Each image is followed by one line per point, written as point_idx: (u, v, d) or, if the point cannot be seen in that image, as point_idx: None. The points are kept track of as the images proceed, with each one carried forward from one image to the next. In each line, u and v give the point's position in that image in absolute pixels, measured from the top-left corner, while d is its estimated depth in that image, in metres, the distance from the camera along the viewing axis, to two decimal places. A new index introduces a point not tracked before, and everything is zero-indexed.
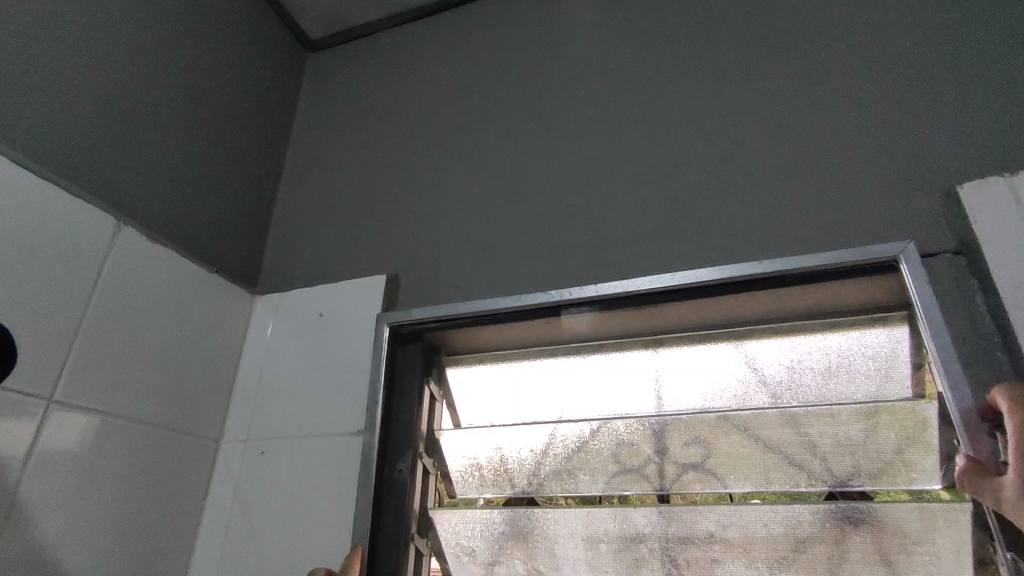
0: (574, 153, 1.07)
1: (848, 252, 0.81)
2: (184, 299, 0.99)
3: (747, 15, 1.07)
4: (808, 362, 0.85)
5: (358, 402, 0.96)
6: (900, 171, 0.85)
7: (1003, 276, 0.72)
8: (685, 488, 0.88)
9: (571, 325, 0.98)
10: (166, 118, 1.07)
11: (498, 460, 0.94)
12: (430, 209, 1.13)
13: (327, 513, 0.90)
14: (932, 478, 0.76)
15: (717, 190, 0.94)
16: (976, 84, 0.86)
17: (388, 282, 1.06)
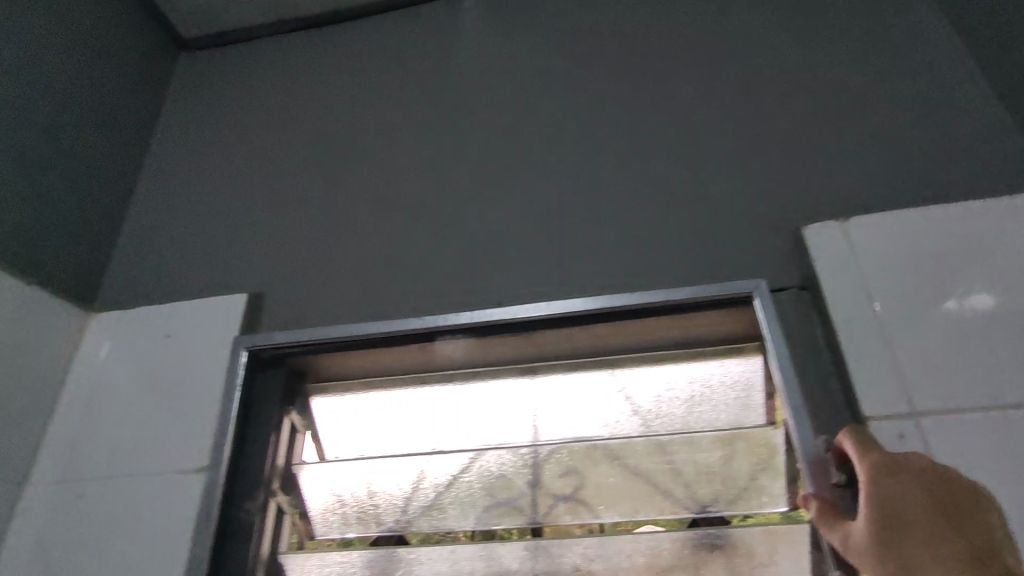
0: (451, 164, 1.00)
1: (710, 286, 0.79)
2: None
3: (624, 44, 1.06)
4: (675, 390, 0.85)
5: (204, 434, 0.83)
6: (755, 203, 0.85)
7: (839, 316, 0.72)
8: (556, 519, 0.85)
9: (442, 350, 0.87)
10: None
11: (366, 497, 0.89)
12: (298, 215, 1.01)
13: (157, 565, 0.75)
14: (778, 501, 0.77)
15: (589, 209, 0.90)
16: (820, 130, 0.89)
17: (246, 301, 0.92)
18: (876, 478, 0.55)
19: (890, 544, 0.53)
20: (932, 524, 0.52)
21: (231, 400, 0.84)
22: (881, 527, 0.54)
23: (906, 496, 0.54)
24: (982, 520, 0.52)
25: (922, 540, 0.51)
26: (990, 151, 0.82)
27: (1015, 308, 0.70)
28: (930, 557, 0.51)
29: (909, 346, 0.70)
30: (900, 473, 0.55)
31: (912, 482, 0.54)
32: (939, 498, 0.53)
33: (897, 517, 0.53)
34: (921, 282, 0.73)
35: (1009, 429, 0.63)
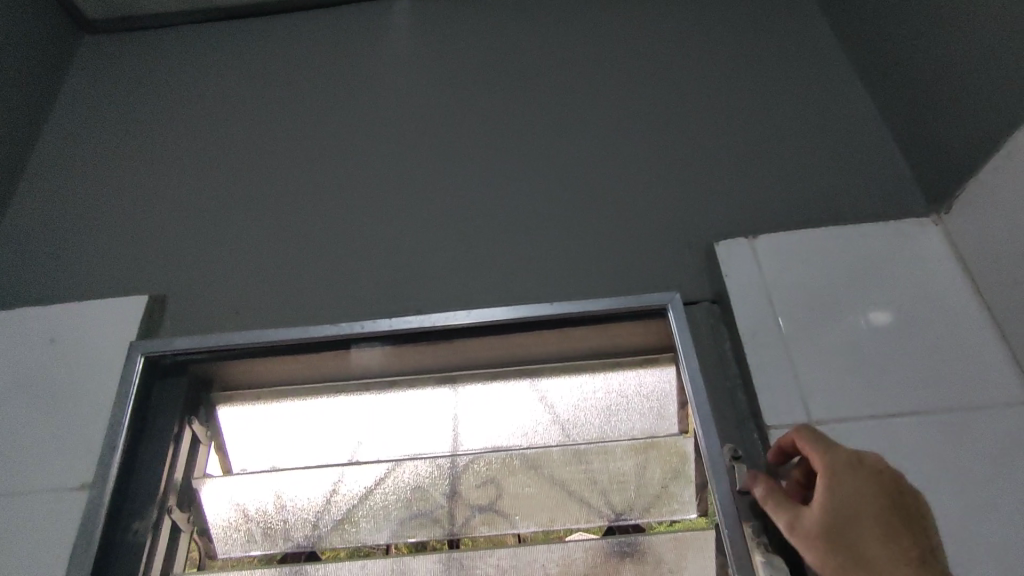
0: (375, 168, 0.98)
1: (626, 298, 0.80)
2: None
3: (554, 58, 1.07)
4: (592, 400, 0.85)
5: (91, 446, 0.76)
6: (673, 218, 0.87)
7: (745, 328, 0.76)
8: (472, 531, 0.85)
9: (359, 359, 0.84)
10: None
11: (274, 509, 0.86)
12: (208, 214, 0.96)
13: None
14: (688, 508, 0.81)
15: (514, 218, 0.90)
16: (734, 152, 0.93)
17: (145, 303, 0.86)
18: (838, 473, 0.55)
19: (843, 537, 0.53)
20: (885, 522, 0.53)
21: (125, 409, 0.78)
22: (837, 519, 0.54)
23: (865, 494, 0.54)
24: (925, 523, 0.54)
25: (874, 536, 0.52)
26: (879, 178, 0.89)
27: (899, 323, 0.76)
28: (880, 553, 0.52)
29: (808, 357, 0.74)
30: (860, 471, 0.55)
31: (871, 481, 0.55)
32: (894, 499, 0.54)
33: (853, 513, 0.53)
34: (820, 297, 0.78)
35: (893, 435, 0.68)
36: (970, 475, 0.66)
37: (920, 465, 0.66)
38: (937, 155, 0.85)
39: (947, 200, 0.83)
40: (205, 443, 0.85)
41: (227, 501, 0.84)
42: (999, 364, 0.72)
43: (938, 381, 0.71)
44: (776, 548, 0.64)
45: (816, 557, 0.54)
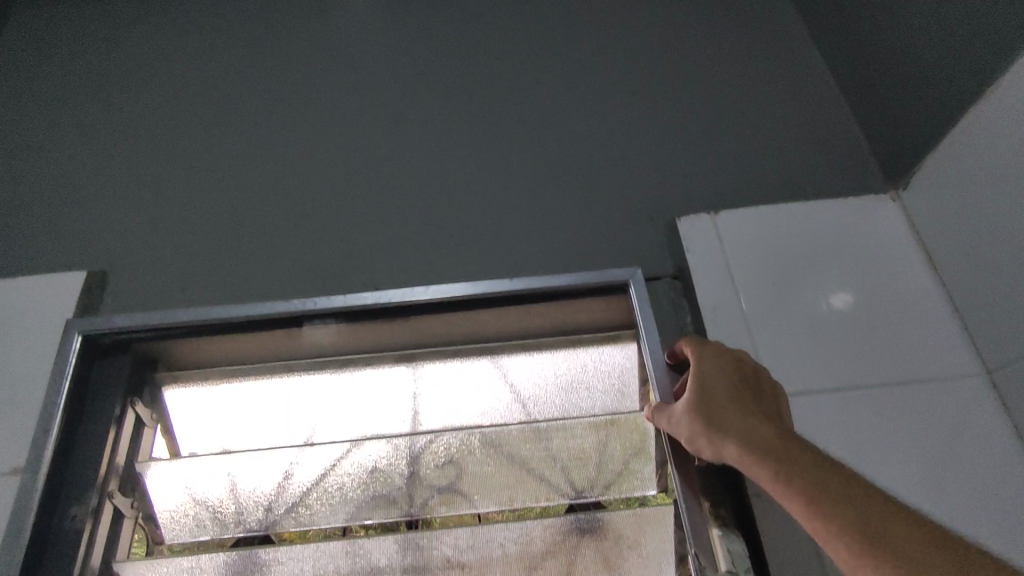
0: (330, 140, 0.94)
1: (590, 273, 0.78)
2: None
3: (518, 29, 1.05)
4: (553, 376, 0.85)
5: (24, 428, 0.72)
6: (635, 194, 0.86)
7: (706, 303, 0.75)
8: (433, 511, 0.83)
9: (310, 337, 0.81)
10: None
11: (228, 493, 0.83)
12: (153, 186, 0.91)
13: None
14: (649, 484, 0.81)
15: (474, 193, 0.87)
16: (697, 128, 0.92)
17: (84, 280, 0.82)
18: (703, 356, 0.62)
19: (704, 405, 0.59)
20: (738, 390, 0.59)
21: (61, 390, 0.74)
22: (703, 392, 0.60)
23: (722, 370, 0.61)
24: (773, 397, 0.60)
25: (731, 401, 0.58)
26: (839, 155, 0.89)
27: (856, 298, 0.76)
28: (732, 412, 0.57)
29: (767, 330, 0.73)
30: (719, 354, 0.62)
31: (727, 361, 0.61)
32: (746, 375, 0.61)
33: (714, 386, 0.60)
34: (780, 272, 0.78)
35: (849, 407, 0.69)
36: (921, 441, 0.67)
37: (874, 435, 0.67)
38: (895, 132, 0.85)
39: (905, 176, 0.84)
40: (149, 425, 0.81)
41: (177, 486, 0.80)
42: (950, 336, 0.73)
43: (893, 354, 0.72)
44: (732, 523, 0.63)
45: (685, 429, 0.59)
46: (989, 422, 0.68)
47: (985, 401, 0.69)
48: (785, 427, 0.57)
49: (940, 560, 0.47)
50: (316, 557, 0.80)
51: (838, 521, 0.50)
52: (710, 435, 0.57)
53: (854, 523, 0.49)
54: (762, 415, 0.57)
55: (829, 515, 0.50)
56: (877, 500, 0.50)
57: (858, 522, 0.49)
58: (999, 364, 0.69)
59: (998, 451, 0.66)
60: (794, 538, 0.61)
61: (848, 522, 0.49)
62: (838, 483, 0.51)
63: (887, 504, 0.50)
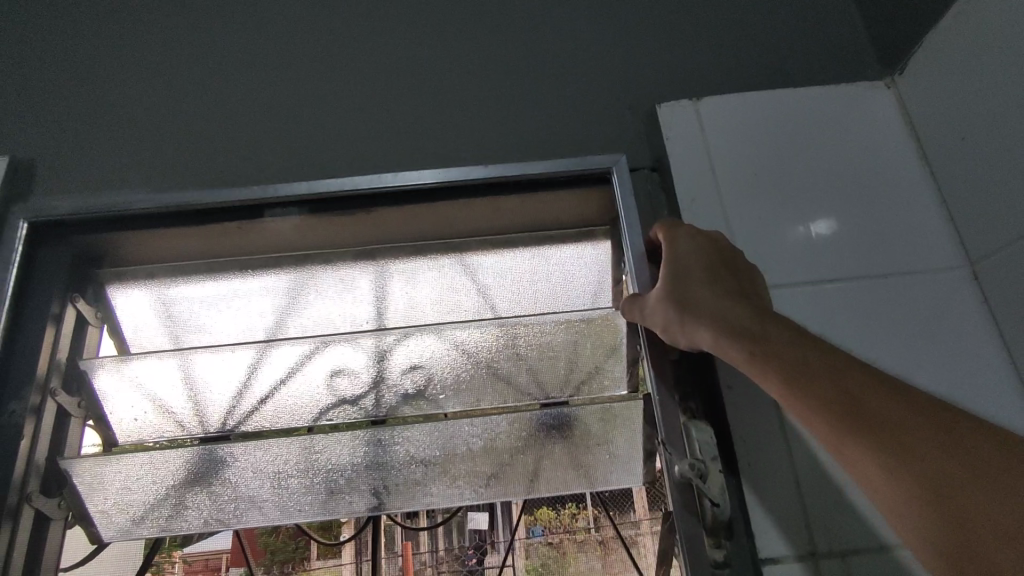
0: (279, 20, 0.85)
1: (564, 161, 0.72)
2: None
3: None
4: (522, 279, 0.83)
5: None
6: (611, 81, 0.79)
7: (684, 194, 0.70)
8: (397, 413, 0.90)
9: (273, 231, 0.74)
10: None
11: (194, 408, 0.85)
12: (82, 67, 0.82)
13: None
14: (619, 384, 0.80)
15: (437, 76, 0.80)
16: (681, 11, 0.85)
17: (6, 166, 0.73)
18: (677, 241, 0.60)
19: (677, 288, 0.57)
20: (711, 269, 0.57)
21: (3, 279, 0.67)
22: (675, 276, 0.58)
23: (696, 252, 0.58)
24: (750, 278, 0.58)
25: (702, 282, 0.56)
26: (831, 42, 0.83)
27: (842, 190, 0.72)
28: (705, 293, 0.55)
29: (750, 222, 0.69)
30: (695, 236, 0.60)
31: (702, 242, 0.59)
32: (722, 255, 0.58)
33: (686, 268, 0.57)
34: (763, 165, 0.73)
35: (826, 303, 0.66)
36: (901, 331, 0.65)
37: (853, 327, 0.65)
38: (893, 13, 0.78)
39: (900, 62, 0.78)
40: (95, 325, 0.77)
41: (140, 395, 0.81)
42: (934, 229, 0.70)
43: (875, 250, 0.69)
44: (701, 414, 0.61)
45: (658, 318, 0.58)
46: (967, 312, 0.66)
47: (964, 295, 0.67)
48: (761, 304, 0.54)
49: (924, 425, 0.42)
50: (272, 455, 0.81)
51: (811, 393, 0.46)
52: (684, 318, 0.56)
53: (830, 394, 0.45)
54: (736, 295, 0.54)
55: (802, 389, 0.46)
56: (854, 371, 0.46)
57: (832, 392, 0.45)
58: (983, 255, 0.66)
59: (974, 343, 0.64)
60: (765, 429, 0.60)
61: (822, 394, 0.46)
62: (813, 356, 0.48)
63: (865, 373, 0.46)
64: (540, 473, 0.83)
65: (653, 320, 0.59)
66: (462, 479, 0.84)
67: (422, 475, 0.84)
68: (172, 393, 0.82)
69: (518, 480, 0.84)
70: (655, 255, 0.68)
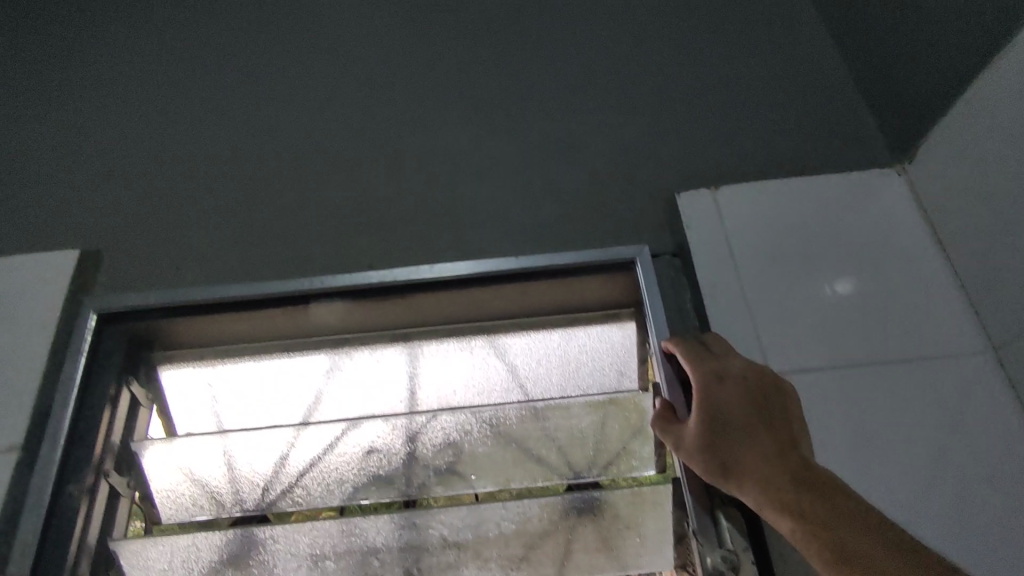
0: (326, 117, 0.92)
1: (594, 252, 0.77)
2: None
3: (516, 3, 1.02)
4: (550, 357, 0.85)
5: (22, 406, 0.71)
6: (633, 170, 0.84)
7: (706, 281, 0.73)
8: (429, 492, 0.85)
9: (317, 315, 0.79)
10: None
11: (227, 483, 0.85)
12: (146, 164, 0.90)
13: None
14: (647, 464, 0.79)
15: (470, 168, 0.86)
16: (698, 102, 0.90)
17: (77, 260, 0.80)
18: (708, 385, 0.60)
19: (714, 439, 0.58)
20: (750, 420, 0.57)
21: (72, 368, 0.73)
22: (710, 426, 0.58)
23: (731, 399, 0.59)
24: (784, 419, 0.58)
25: (740, 436, 0.57)
26: (843, 129, 0.87)
27: (860, 275, 0.74)
28: (744, 448, 0.56)
29: (770, 308, 0.72)
30: (725, 379, 0.60)
31: (738, 390, 0.59)
32: (759, 404, 0.58)
33: (722, 418, 0.58)
34: (781, 253, 0.76)
35: (849, 389, 0.67)
36: (925, 417, 0.65)
37: (877, 414, 0.66)
38: (903, 104, 0.82)
39: (910, 150, 0.81)
40: (145, 405, 0.81)
41: (173, 467, 0.81)
42: (953, 312, 0.72)
43: (895, 337, 0.70)
44: (733, 505, 0.61)
45: (695, 464, 0.58)
46: (993, 397, 0.66)
47: (989, 381, 0.67)
48: (798, 457, 0.55)
49: None
50: (311, 536, 0.83)
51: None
52: (726, 474, 0.56)
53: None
54: (774, 451, 0.55)
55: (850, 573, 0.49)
56: (893, 550, 0.49)
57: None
58: (1004, 340, 0.68)
59: (1000, 428, 0.65)
60: None
61: None
62: (856, 531, 0.50)
63: (905, 549, 0.49)
64: (571, 556, 0.82)
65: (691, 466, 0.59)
66: (494, 563, 0.84)
67: (455, 559, 0.84)
68: (204, 463, 0.83)
69: (547, 565, 0.83)
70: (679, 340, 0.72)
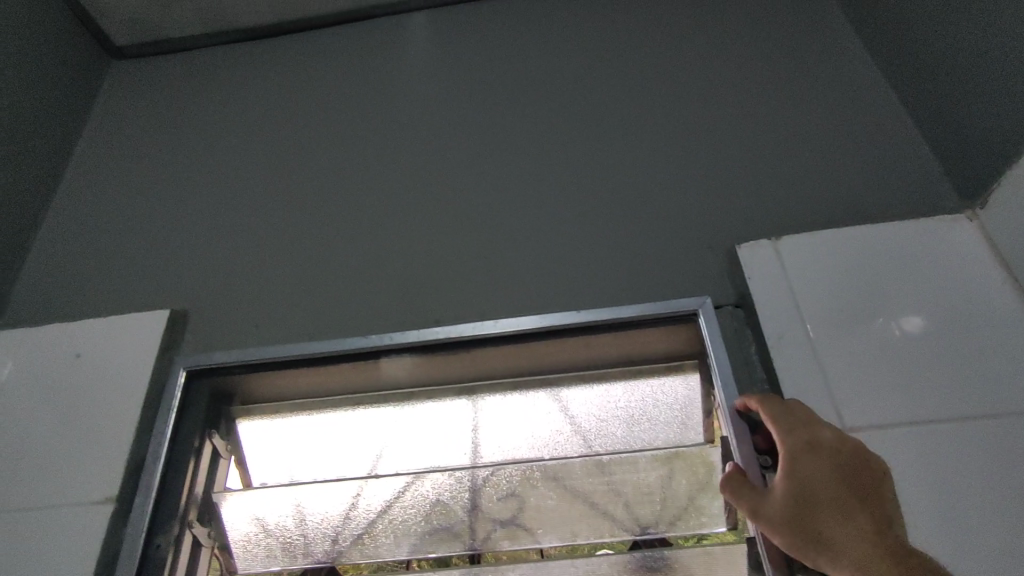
0: (392, 179, 0.98)
1: (654, 304, 0.78)
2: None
3: (571, 66, 1.07)
4: (615, 409, 0.84)
5: (118, 457, 0.76)
6: (692, 223, 0.85)
7: (772, 333, 0.73)
8: (495, 545, 0.83)
9: (387, 370, 0.82)
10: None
11: (295, 527, 0.85)
12: (229, 227, 0.97)
13: None
14: (717, 522, 0.77)
15: (530, 225, 0.89)
16: (755, 153, 0.91)
17: (168, 318, 0.86)
18: (797, 458, 0.58)
19: (804, 516, 0.56)
20: (842, 496, 0.56)
21: (163, 422, 0.78)
22: (799, 502, 0.57)
23: (821, 473, 0.57)
24: (877, 495, 0.57)
25: (831, 514, 0.56)
26: (907, 175, 0.85)
27: (935, 327, 0.72)
28: (837, 528, 0.55)
29: (840, 361, 0.70)
30: (815, 452, 0.58)
31: (829, 463, 0.57)
32: (849, 478, 0.57)
33: (812, 494, 0.57)
34: (848, 303, 0.75)
35: (932, 447, 0.64)
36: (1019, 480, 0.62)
37: (965, 474, 0.63)
38: (968, 149, 0.81)
39: (981, 195, 0.79)
40: (226, 457, 0.84)
41: (246, 513, 0.83)
42: None
43: (978, 391, 0.67)
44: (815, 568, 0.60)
45: (781, 539, 0.57)
46: None
47: None
48: (892, 538, 0.54)
49: None
50: None
51: None
52: (816, 553, 0.55)
53: None
54: (868, 532, 0.54)
55: None
56: None
57: None
58: None
59: None
60: None
61: None
62: None
63: None
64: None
65: (773, 537, 0.57)
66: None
67: None
68: (275, 509, 0.84)
69: None
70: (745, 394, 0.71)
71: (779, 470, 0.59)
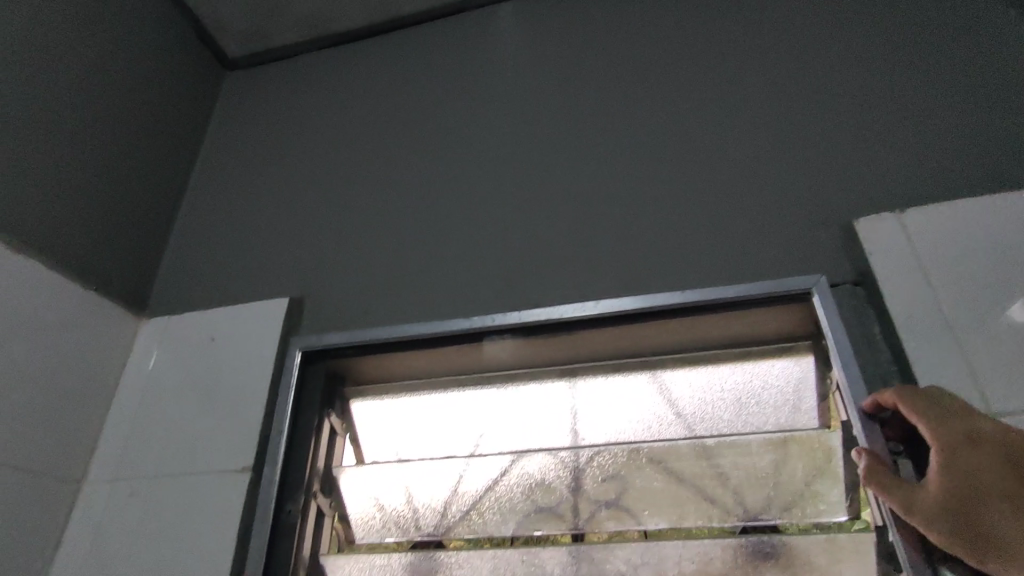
0: (489, 166, 0.99)
1: (763, 283, 0.76)
2: (42, 314, 0.83)
3: (664, 43, 1.04)
4: (721, 391, 0.81)
5: (251, 429, 0.83)
6: (801, 198, 0.81)
7: (897, 310, 0.69)
8: (599, 526, 0.79)
9: (491, 352, 0.85)
10: (43, 103, 0.92)
11: (406, 504, 0.85)
12: (338, 218, 1.03)
13: (208, 547, 0.75)
14: (837, 511, 0.71)
15: (628, 207, 0.88)
16: (871, 121, 0.85)
17: (287, 305, 0.93)
18: (956, 450, 0.55)
19: (966, 509, 0.53)
20: (1012, 491, 0.52)
21: (285, 399, 0.85)
22: (960, 495, 0.53)
23: (985, 466, 0.54)
24: None
25: (999, 509, 0.52)
26: None
27: None
28: (1006, 523, 0.51)
29: (977, 338, 0.65)
30: (977, 442, 0.55)
31: (994, 456, 0.54)
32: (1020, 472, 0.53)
33: (976, 488, 0.53)
34: (985, 277, 0.69)
35: None
36: None
37: None
38: None
39: None
40: (342, 433, 0.89)
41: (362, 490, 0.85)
42: None
43: None
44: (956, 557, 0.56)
45: (937, 533, 0.54)
46: None
47: None
48: None
49: None
50: (493, 561, 0.79)
51: None
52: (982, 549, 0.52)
53: None
54: None
55: None
56: None
57: None
58: None
59: None
60: None
61: None
62: None
63: None
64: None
65: (927, 530, 0.54)
66: None
67: None
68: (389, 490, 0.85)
69: None
70: (867, 375, 0.68)
71: (935, 462, 0.56)
